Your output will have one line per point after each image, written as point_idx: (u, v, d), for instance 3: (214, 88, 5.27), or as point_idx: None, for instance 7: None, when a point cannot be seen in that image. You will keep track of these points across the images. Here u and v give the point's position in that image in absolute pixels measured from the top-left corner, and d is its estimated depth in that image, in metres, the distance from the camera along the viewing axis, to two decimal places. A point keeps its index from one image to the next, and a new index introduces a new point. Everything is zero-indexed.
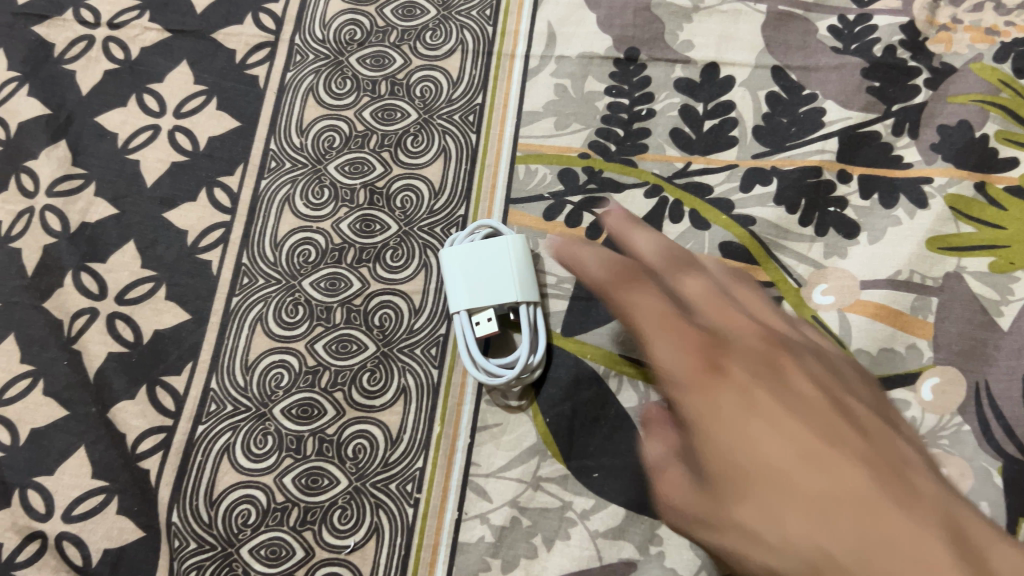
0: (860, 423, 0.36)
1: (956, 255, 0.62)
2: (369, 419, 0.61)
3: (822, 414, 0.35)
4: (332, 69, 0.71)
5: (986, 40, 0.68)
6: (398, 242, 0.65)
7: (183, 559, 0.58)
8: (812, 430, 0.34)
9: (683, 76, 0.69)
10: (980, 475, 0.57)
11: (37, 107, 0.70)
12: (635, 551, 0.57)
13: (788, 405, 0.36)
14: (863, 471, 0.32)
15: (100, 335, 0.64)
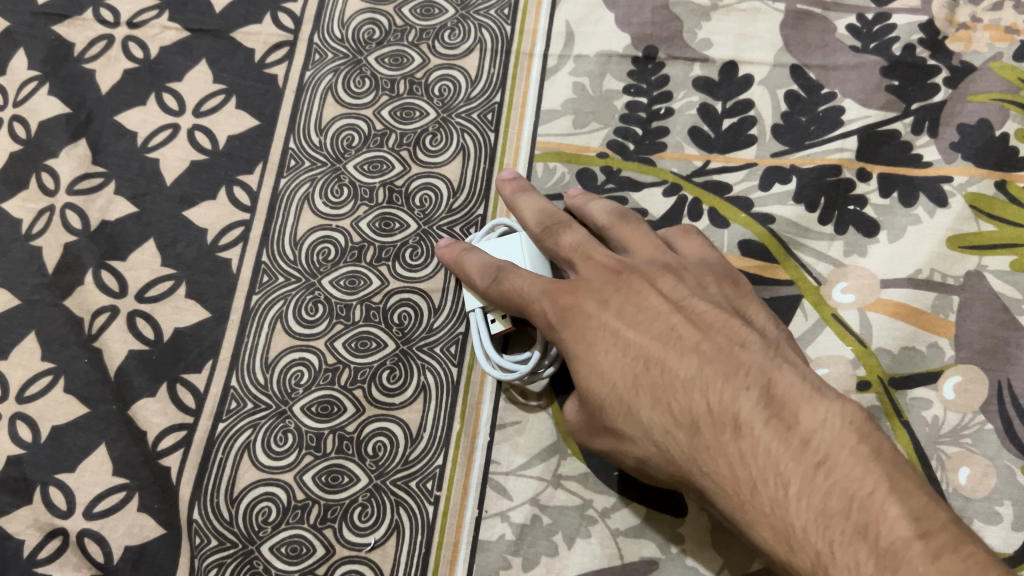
0: (741, 358, 0.45)
1: (977, 253, 0.62)
2: (389, 417, 0.61)
3: (706, 363, 0.45)
4: (351, 68, 0.71)
5: (1006, 39, 0.68)
6: (417, 241, 0.65)
7: (204, 557, 0.58)
8: (706, 374, 0.44)
9: (701, 75, 0.69)
10: (1003, 473, 0.56)
11: (57, 106, 0.71)
12: (657, 550, 0.57)
13: (637, 319, 0.48)
14: (739, 409, 0.42)
15: (120, 333, 0.64)
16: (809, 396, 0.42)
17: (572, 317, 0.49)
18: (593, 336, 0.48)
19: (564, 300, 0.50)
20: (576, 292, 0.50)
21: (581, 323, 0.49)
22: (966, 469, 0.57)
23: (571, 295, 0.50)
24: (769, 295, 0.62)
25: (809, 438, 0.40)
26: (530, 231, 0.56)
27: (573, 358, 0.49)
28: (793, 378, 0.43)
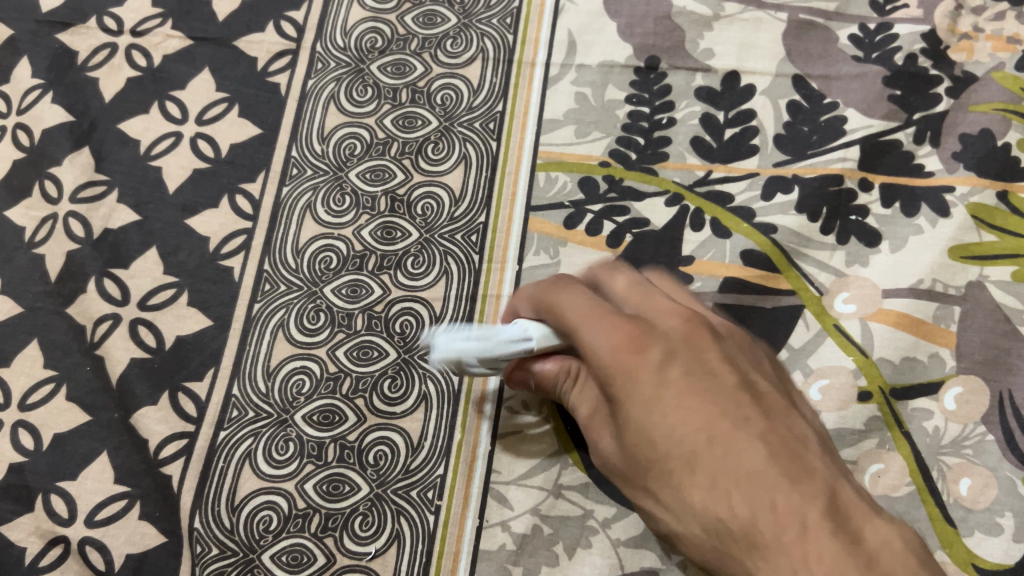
0: (808, 458, 0.40)
1: (979, 263, 0.62)
2: (390, 426, 0.61)
3: (776, 458, 0.39)
4: (353, 77, 0.71)
5: (1008, 49, 0.68)
6: (419, 250, 0.65)
7: (205, 565, 0.58)
8: (773, 468, 0.38)
9: (703, 84, 0.69)
10: (1004, 485, 0.56)
11: (60, 114, 0.71)
12: (658, 560, 0.57)
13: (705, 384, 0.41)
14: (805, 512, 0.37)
15: (123, 341, 0.64)
16: (869, 514, 0.39)
17: (632, 368, 0.41)
18: (659, 399, 0.40)
19: (631, 354, 0.41)
20: (643, 342, 0.42)
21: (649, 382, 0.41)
22: (967, 480, 0.57)
23: (638, 343, 0.42)
24: (771, 305, 0.62)
25: (880, 561, 0.36)
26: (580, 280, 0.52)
27: (626, 414, 0.41)
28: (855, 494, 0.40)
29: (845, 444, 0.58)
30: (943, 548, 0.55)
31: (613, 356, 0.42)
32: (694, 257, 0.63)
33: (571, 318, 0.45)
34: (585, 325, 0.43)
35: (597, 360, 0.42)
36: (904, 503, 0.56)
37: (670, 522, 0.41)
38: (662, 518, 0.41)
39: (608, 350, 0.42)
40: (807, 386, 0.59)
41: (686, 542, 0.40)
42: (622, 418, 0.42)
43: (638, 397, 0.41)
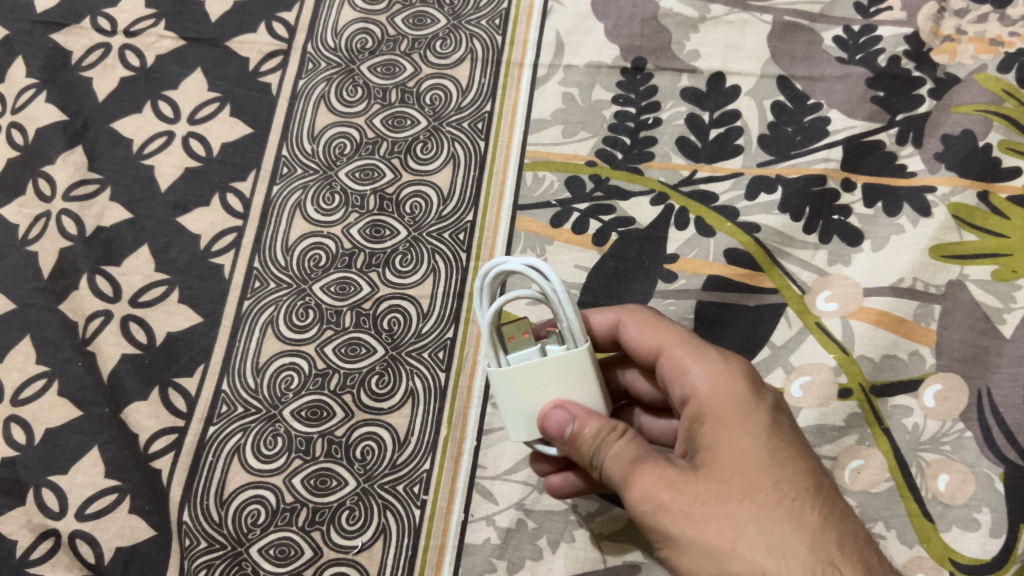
0: (794, 539, 0.40)
1: (959, 262, 0.63)
2: (377, 421, 0.62)
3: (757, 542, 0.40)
4: (344, 77, 0.72)
5: (991, 51, 0.69)
6: (407, 248, 0.66)
7: (194, 558, 0.59)
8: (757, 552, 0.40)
9: (689, 85, 0.70)
10: (982, 481, 0.57)
11: (54, 113, 0.72)
12: (640, 554, 0.58)
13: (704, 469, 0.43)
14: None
15: (114, 337, 0.65)
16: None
17: (745, 408, 0.45)
18: (768, 440, 0.44)
19: (746, 397, 0.45)
20: (761, 396, 0.46)
21: (761, 424, 0.44)
22: (946, 476, 0.57)
23: (742, 385, 0.46)
24: (754, 303, 0.63)
25: None
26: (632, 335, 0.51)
27: (725, 446, 0.43)
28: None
29: (825, 440, 0.59)
30: (920, 542, 0.56)
31: (721, 392, 0.45)
32: (678, 256, 0.64)
33: (670, 353, 0.48)
34: (691, 355, 0.48)
35: (693, 389, 0.46)
36: (883, 499, 0.57)
37: (749, 556, 0.40)
38: (738, 549, 0.40)
39: (721, 385, 0.46)
40: (789, 383, 0.60)
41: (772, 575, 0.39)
42: (715, 448, 0.44)
43: (748, 432, 0.44)
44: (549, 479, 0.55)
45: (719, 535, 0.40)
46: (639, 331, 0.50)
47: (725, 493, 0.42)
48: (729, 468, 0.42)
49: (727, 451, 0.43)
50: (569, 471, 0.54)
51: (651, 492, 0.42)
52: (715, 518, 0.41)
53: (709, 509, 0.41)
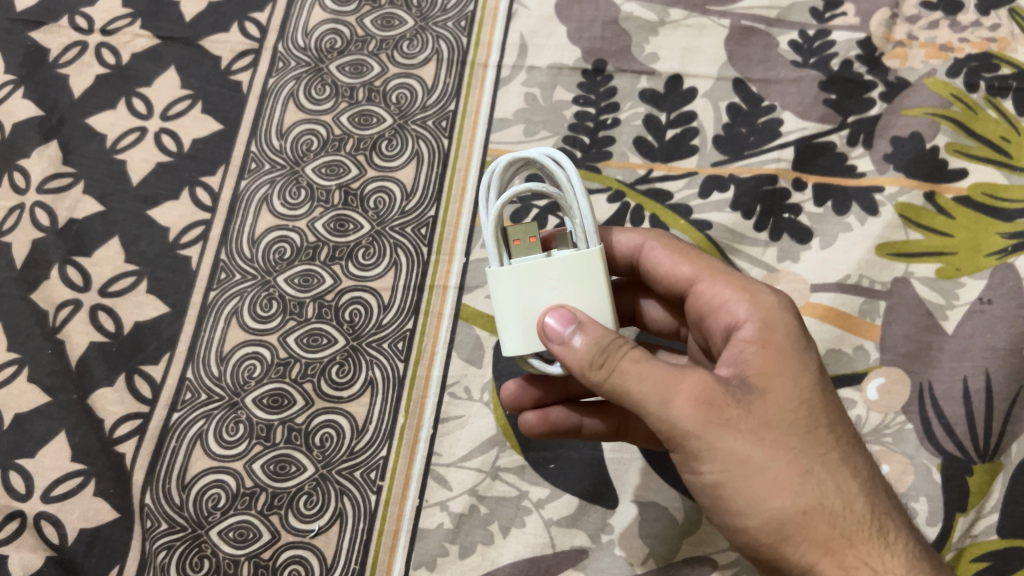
0: (850, 485, 0.43)
1: (905, 260, 0.65)
2: (337, 410, 0.63)
3: (826, 485, 0.42)
4: (313, 76, 0.74)
5: (940, 56, 0.71)
6: (370, 242, 0.68)
7: (154, 539, 0.60)
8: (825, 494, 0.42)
9: (648, 86, 0.72)
10: (920, 471, 0.59)
11: (30, 108, 0.74)
12: (587, 539, 0.60)
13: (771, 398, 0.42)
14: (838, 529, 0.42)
15: (83, 325, 0.66)
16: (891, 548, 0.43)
17: (800, 341, 0.45)
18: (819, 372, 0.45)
19: (797, 326, 0.46)
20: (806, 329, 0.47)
21: (812, 357, 0.45)
22: (886, 466, 0.59)
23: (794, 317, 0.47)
24: None
25: None
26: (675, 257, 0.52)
27: (787, 376, 0.43)
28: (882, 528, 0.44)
29: None
30: None
31: (767, 315, 0.46)
32: None
33: (705, 280, 0.49)
34: (728, 282, 0.48)
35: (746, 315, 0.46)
36: None
37: (817, 493, 0.41)
38: (807, 484, 0.41)
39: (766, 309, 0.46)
40: None
41: (835, 512, 0.42)
42: (770, 375, 0.43)
43: (804, 362, 0.44)
44: (527, 419, 0.57)
45: (790, 469, 0.41)
46: (668, 259, 0.52)
47: (789, 427, 0.42)
48: (789, 399, 0.43)
49: (788, 381, 0.43)
50: (548, 410, 0.57)
51: (710, 415, 0.41)
52: (783, 450, 0.41)
53: (775, 439, 0.41)
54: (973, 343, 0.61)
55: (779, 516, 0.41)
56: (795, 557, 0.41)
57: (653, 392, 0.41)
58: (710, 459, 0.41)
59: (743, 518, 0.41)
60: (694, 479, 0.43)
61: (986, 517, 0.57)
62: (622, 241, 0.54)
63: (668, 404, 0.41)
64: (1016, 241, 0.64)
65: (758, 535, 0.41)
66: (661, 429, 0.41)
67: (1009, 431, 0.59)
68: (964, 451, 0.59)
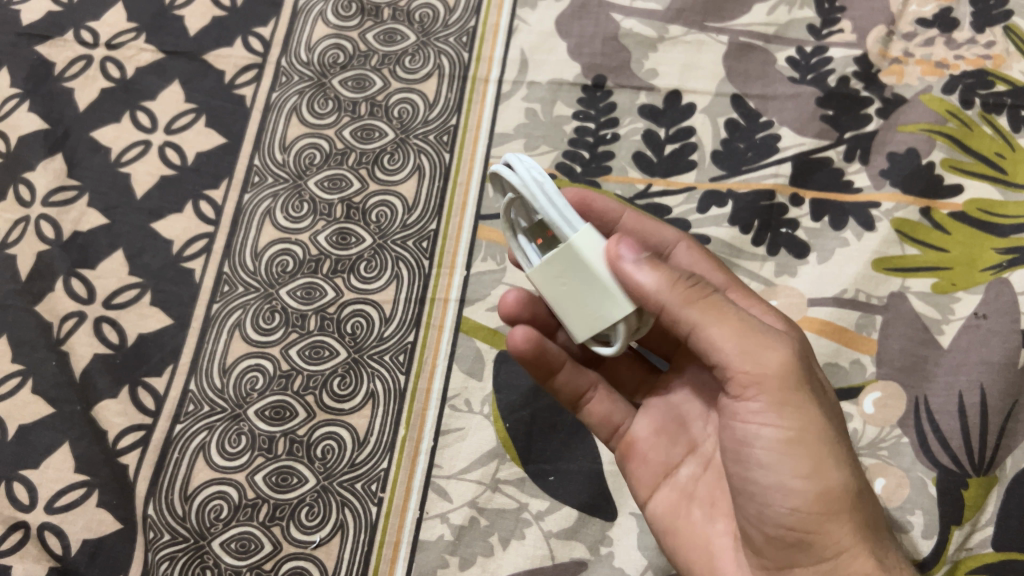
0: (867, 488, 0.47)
1: (901, 275, 0.65)
2: (338, 422, 0.64)
3: (862, 476, 0.46)
4: (315, 90, 0.75)
5: (936, 73, 0.71)
6: (372, 255, 0.69)
7: (157, 550, 0.61)
8: (860, 482, 0.45)
9: (647, 102, 0.73)
10: (916, 484, 0.59)
11: (36, 122, 0.74)
12: (586, 551, 0.60)
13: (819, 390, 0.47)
14: (864, 518, 0.45)
15: (87, 337, 0.67)
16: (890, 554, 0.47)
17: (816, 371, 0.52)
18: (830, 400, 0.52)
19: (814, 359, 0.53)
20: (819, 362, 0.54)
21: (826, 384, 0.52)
22: (882, 480, 0.59)
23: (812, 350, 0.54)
24: None
25: None
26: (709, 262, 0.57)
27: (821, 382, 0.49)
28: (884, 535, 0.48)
29: None
30: None
31: (801, 337, 0.53)
32: None
33: (741, 292, 0.55)
34: (758, 301, 0.54)
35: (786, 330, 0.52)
36: None
37: (857, 479, 0.45)
38: (853, 468, 0.45)
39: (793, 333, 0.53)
40: None
41: (864, 501, 0.45)
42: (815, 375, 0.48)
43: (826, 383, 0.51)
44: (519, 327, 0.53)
45: (844, 449, 0.45)
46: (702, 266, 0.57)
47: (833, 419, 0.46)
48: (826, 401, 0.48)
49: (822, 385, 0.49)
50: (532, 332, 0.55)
51: (793, 376, 0.43)
52: (835, 431, 0.45)
53: (829, 420, 0.45)
54: (968, 358, 0.62)
55: (837, 486, 0.43)
56: (837, 533, 0.44)
57: (748, 342, 0.43)
58: (794, 413, 0.43)
59: (807, 479, 0.43)
60: (754, 435, 0.43)
61: (982, 530, 0.57)
62: (654, 236, 0.58)
63: (767, 352, 0.43)
64: (1011, 257, 0.65)
65: (814, 502, 0.43)
66: (749, 373, 0.43)
67: (1004, 445, 0.59)
68: (959, 464, 0.60)
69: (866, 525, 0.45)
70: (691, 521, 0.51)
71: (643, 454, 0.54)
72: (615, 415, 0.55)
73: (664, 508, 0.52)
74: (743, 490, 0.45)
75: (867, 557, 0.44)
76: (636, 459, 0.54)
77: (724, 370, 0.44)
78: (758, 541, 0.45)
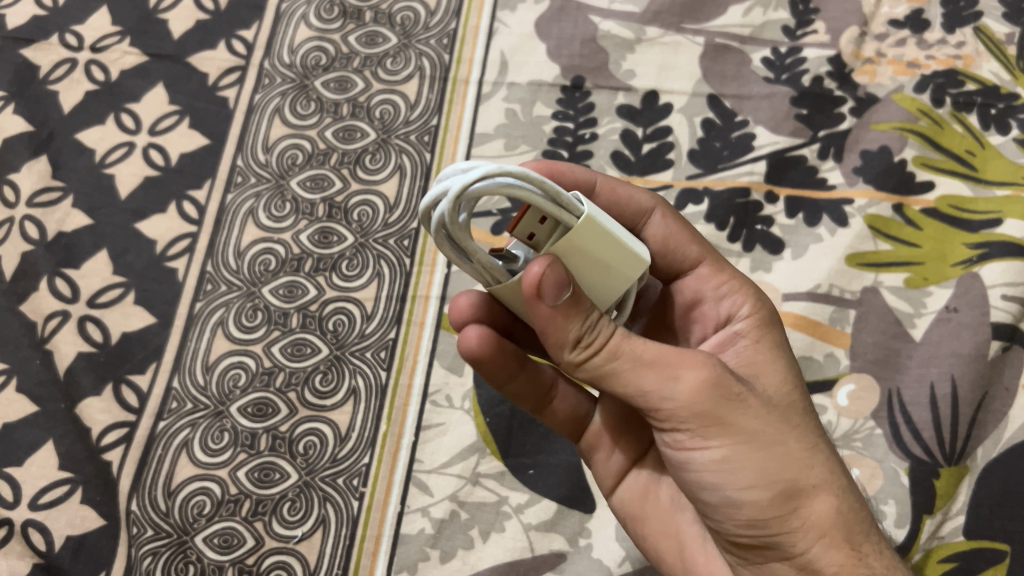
0: (833, 461, 0.46)
1: (874, 270, 0.66)
2: (320, 418, 0.64)
3: (819, 459, 0.45)
4: (297, 92, 0.76)
5: (908, 73, 0.73)
6: (354, 253, 0.70)
7: (140, 546, 0.61)
8: (815, 466, 0.44)
9: (624, 102, 0.74)
10: (889, 474, 0.60)
11: (21, 124, 0.75)
12: (565, 543, 0.61)
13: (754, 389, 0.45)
14: (826, 505, 0.44)
15: (71, 336, 0.68)
16: (866, 523, 0.46)
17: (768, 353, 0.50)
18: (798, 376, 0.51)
19: (775, 337, 0.51)
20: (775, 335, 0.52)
21: (786, 363, 0.50)
22: (856, 470, 0.60)
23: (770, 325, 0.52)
24: None
25: None
26: (681, 239, 0.54)
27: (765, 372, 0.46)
28: (860, 502, 0.47)
29: None
30: None
31: (760, 321, 0.52)
32: None
33: (714, 266, 0.54)
34: (731, 278, 0.54)
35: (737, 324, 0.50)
36: None
37: (809, 469, 0.44)
38: (803, 461, 0.44)
39: (765, 313, 0.52)
40: None
41: (825, 486, 0.44)
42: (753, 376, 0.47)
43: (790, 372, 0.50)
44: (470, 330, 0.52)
45: (795, 448, 0.44)
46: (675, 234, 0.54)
47: (784, 412, 0.45)
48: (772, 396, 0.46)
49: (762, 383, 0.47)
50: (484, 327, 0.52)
51: (716, 395, 0.42)
52: (778, 427, 0.44)
53: (771, 420, 0.44)
54: (940, 351, 0.63)
55: (785, 489, 0.43)
56: (797, 532, 0.44)
57: (657, 379, 0.42)
58: (720, 434, 0.42)
59: (751, 493, 0.43)
60: (693, 459, 0.43)
61: (953, 519, 0.58)
62: (628, 202, 0.54)
63: (675, 381, 0.42)
64: (982, 251, 0.66)
65: (767, 511, 0.43)
66: (667, 411, 0.42)
67: (974, 435, 0.61)
68: (931, 455, 0.61)
69: (833, 515, 0.44)
70: (658, 508, 0.52)
71: (609, 446, 0.55)
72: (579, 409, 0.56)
73: (628, 497, 0.54)
74: (697, 502, 0.46)
75: (836, 547, 0.44)
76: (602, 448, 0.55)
77: (646, 409, 0.43)
78: (727, 542, 0.47)
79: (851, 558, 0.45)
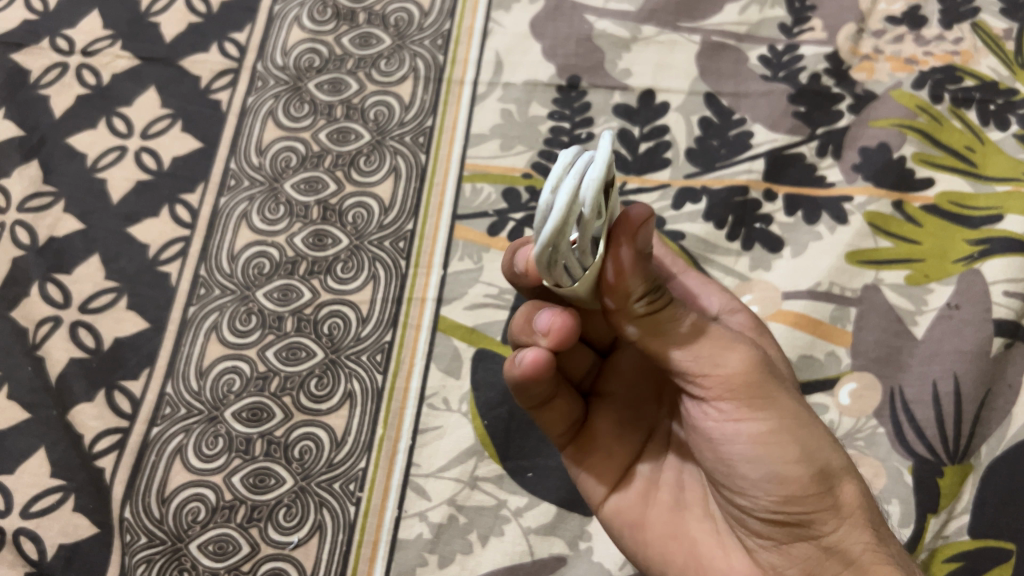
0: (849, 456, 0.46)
1: (875, 268, 0.66)
2: (316, 422, 0.64)
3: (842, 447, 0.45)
4: (291, 94, 0.76)
5: (906, 69, 0.72)
6: (349, 256, 0.69)
7: (133, 553, 0.60)
8: (842, 453, 0.44)
9: (621, 102, 0.73)
10: (892, 474, 0.59)
11: (11, 129, 0.74)
12: (565, 546, 0.60)
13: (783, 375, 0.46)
14: (856, 490, 0.44)
15: (63, 341, 0.67)
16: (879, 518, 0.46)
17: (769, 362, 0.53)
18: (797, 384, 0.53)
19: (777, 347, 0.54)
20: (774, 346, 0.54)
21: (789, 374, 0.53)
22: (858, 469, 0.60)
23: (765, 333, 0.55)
24: None
25: None
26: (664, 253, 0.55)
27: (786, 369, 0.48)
28: None
29: None
30: None
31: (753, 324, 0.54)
32: None
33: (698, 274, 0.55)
34: (716, 285, 0.55)
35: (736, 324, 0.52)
36: None
37: (839, 452, 0.44)
38: (833, 443, 0.44)
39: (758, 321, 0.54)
40: None
41: (852, 472, 0.44)
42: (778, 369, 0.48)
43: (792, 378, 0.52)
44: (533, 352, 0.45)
45: (828, 430, 0.44)
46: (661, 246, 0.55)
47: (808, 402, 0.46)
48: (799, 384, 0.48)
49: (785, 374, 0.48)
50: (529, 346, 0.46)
51: (760, 367, 0.42)
52: (809, 409, 0.44)
53: (803, 402, 0.44)
54: (942, 348, 0.62)
55: (826, 465, 0.42)
56: (833, 512, 0.43)
57: (707, 345, 0.42)
58: (768, 402, 0.42)
59: (796, 466, 0.42)
60: (734, 431, 0.42)
61: (958, 518, 0.58)
62: None
63: (726, 351, 0.42)
64: (982, 248, 0.65)
65: (809, 487, 0.42)
66: (714, 376, 0.42)
67: (978, 434, 0.60)
68: (934, 453, 0.60)
69: (860, 500, 0.44)
70: (661, 511, 0.49)
71: (604, 451, 0.52)
72: (571, 414, 0.52)
73: (629, 503, 0.50)
74: (727, 483, 0.44)
75: (865, 530, 0.44)
76: (593, 458, 0.52)
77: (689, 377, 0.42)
78: (754, 527, 0.45)
79: (875, 542, 0.44)
